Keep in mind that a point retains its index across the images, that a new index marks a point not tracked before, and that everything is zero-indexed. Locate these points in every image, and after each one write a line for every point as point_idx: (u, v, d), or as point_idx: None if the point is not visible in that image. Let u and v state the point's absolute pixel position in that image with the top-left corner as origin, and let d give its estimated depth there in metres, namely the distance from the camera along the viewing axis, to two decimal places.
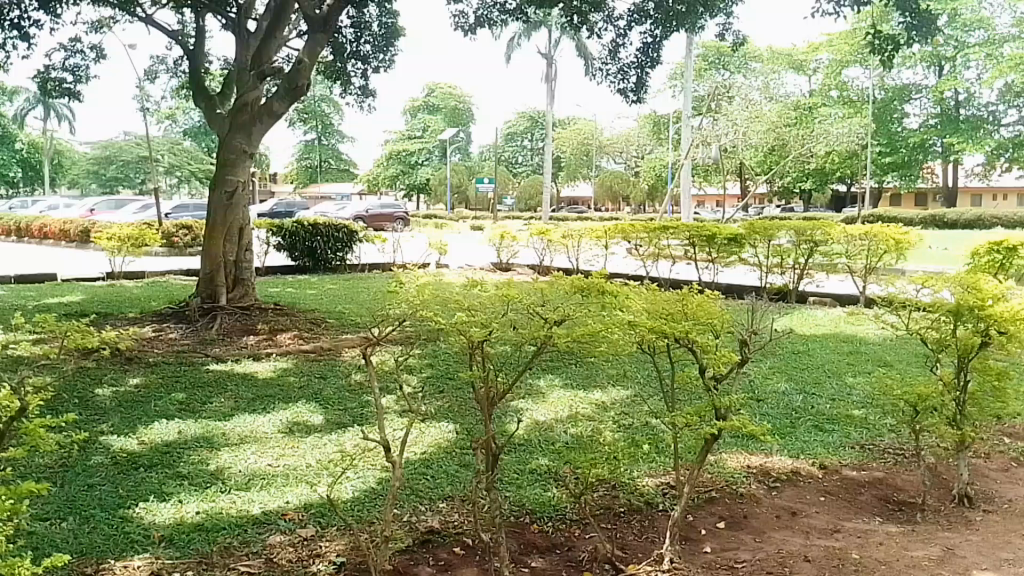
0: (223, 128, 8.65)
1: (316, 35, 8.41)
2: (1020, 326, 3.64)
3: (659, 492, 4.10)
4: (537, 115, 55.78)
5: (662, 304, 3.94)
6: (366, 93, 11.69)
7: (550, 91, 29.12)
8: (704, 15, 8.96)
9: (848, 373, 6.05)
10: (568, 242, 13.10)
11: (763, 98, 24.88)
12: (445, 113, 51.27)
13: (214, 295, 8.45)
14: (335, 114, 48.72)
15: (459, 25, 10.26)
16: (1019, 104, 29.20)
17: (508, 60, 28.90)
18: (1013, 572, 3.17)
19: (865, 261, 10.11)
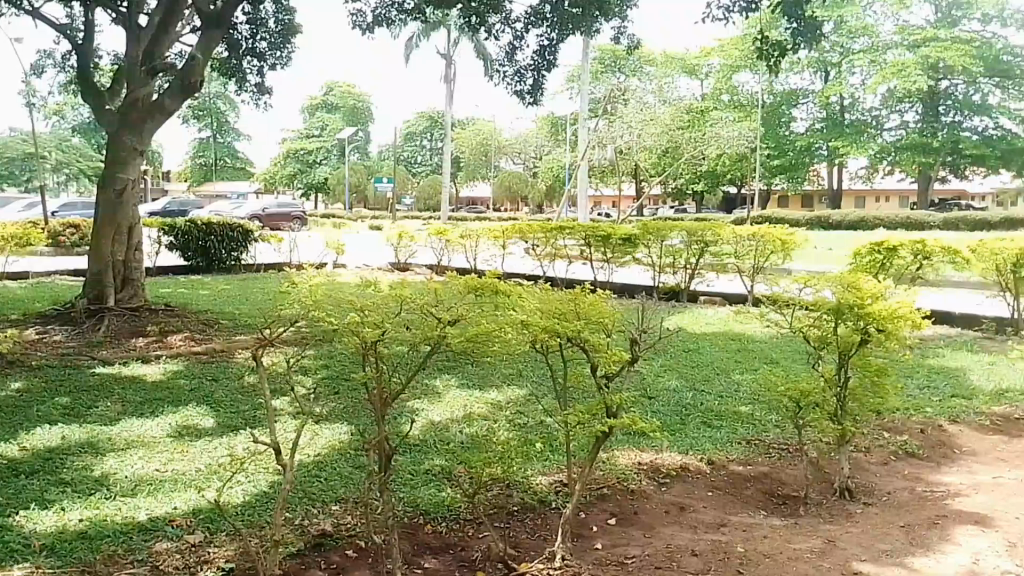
0: (112, 123, 8.41)
1: (209, 33, 8.38)
2: (897, 324, 3.67)
3: (552, 490, 4.16)
4: (436, 115, 55.82)
5: (555, 303, 3.92)
6: (262, 90, 11.45)
7: (449, 92, 28.93)
8: (600, 19, 9.19)
9: (736, 370, 6.21)
10: (466, 242, 13.17)
11: (657, 102, 25.22)
12: (343, 112, 50.32)
13: (101, 296, 8.27)
14: (229, 111, 44.23)
15: (357, 24, 10.13)
16: (900, 109, 29.89)
17: (406, 61, 28.55)
18: (891, 562, 3.28)
19: (753, 261, 10.25)
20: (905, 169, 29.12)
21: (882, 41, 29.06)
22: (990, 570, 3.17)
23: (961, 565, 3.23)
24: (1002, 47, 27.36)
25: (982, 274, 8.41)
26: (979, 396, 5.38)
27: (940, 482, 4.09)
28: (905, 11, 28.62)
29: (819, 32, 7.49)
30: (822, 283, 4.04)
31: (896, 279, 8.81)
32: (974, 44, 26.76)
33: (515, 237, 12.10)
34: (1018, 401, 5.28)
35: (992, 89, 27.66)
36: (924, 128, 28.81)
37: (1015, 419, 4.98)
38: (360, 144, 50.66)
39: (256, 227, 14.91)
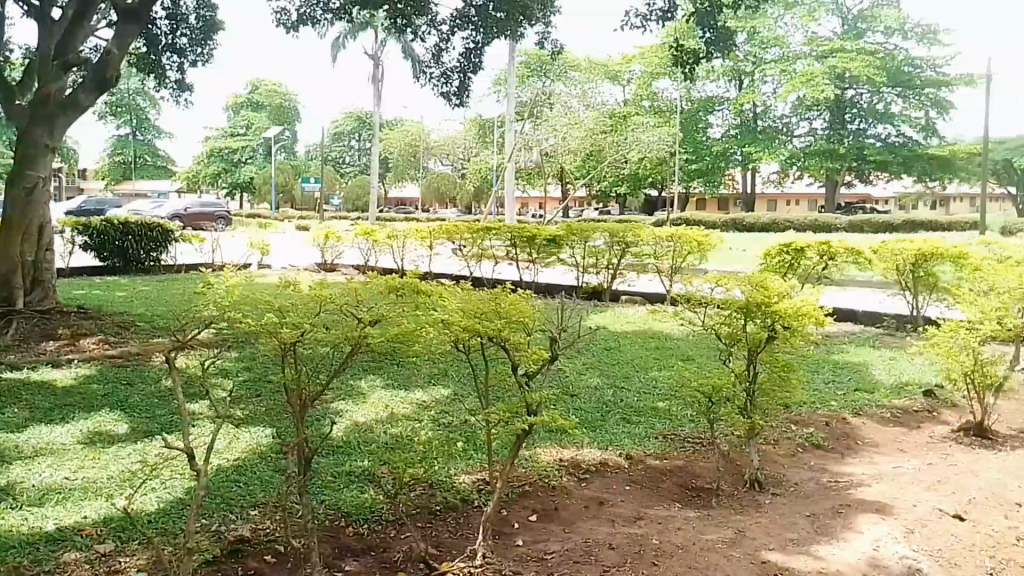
0: (19, 119, 8.09)
1: (125, 30, 8.22)
2: (801, 322, 3.87)
3: (475, 489, 4.21)
4: (364, 115, 55.45)
5: (477, 303, 3.95)
6: (183, 88, 11.19)
7: (377, 92, 28.60)
8: (524, 24, 9.17)
9: (656, 366, 6.39)
10: (394, 242, 13.14)
11: (581, 107, 25.68)
12: (269, 111, 48.50)
13: (9, 298, 7.98)
14: (150, 108, 43.83)
15: (282, 22, 10.02)
16: (809, 117, 30.84)
17: (331, 60, 27.99)
18: (797, 551, 3.44)
19: (671, 262, 10.53)
20: (815, 175, 30.02)
21: (792, 51, 29.94)
22: (888, 556, 3.35)
23: (863, 552, 3.39)
24: (903, 59, 28.74)
25: (884, 273, 8.76)
26: (880, 389, 5.67)
27: (844, 472, 4.29)
28: (813, 24, 29.67)
29: (731, 42, 7.79)
30: (732, 282, 4.20)
31: (803, 278, 9.12)
32: (878, 57, 27.80)
33: (442, 237, 12.11)
34: (915, 394, 5.59)
35: (893, 98, 29.37)
36: (832, 135, 29.95)
37: (913, 410, 5.28)
38: (286, 143, 49.26)
39: (177, 226, 14.62)
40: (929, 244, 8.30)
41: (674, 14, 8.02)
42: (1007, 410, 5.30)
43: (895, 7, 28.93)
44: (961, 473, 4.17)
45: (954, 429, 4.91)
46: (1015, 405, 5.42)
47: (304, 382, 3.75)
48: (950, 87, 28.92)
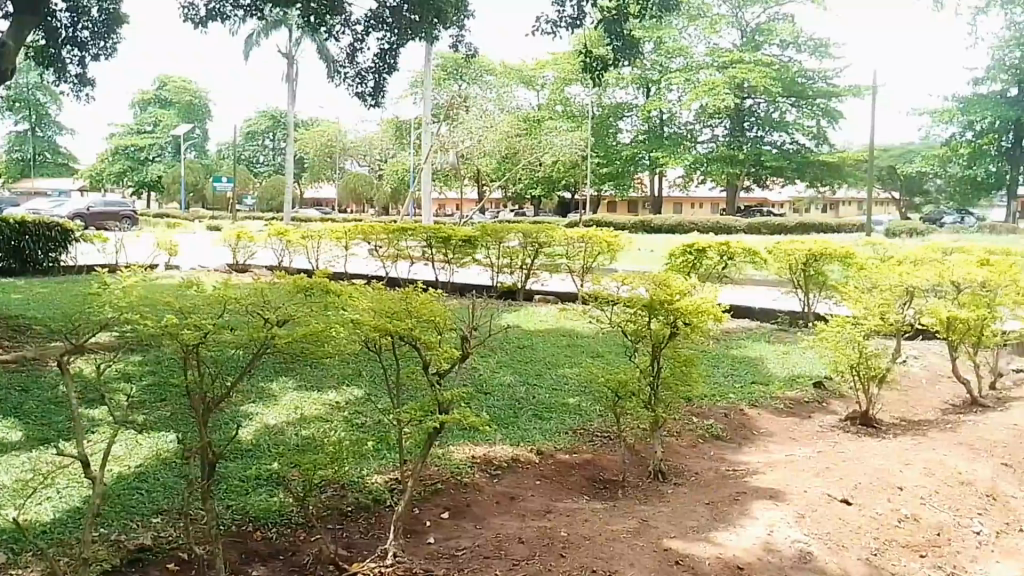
0: None
1: (20, 22, 7.85)
2: (701, 318, 4.04)
3: (387, 489, 4.23)
4: (279, 115, 54.43)
5: (388, 303, 3.96)
6: (85, 82, 10.70)
7: (291, 92, 28.20)
8: (437, 26, 9.28)
9: (566, 363, 6.55)
10: (308, 242, 13.10)
11: (495, 110, 26.00)
12: (178, 109, 46.64)
13: None
14: (51, 103, 40.95)
15: (192, 17, 9.71)
16: (711, 124, 31.96)
17: (245, 59, 27.46)
18: (697, 538, 3.59)
19: (582, 262, 10.90)
20: (716, 180, 31.19)
21: (695, 61, 30.90)
22: (781, 540, 3.54)
23: (758, 537, 3.57)
24: (797, 71, 30.01)
25: (777, 272, 9.10)
26: (775, 382, 5.97)
27: (742, 461, 4.50)
28: (715, 35, 30.75)
29: (635, 50, 8.28)
30: (638, 281, 4.34)
31: (705, 276, 9.49)
32: (774, 68, 28.99)
33: (357, 237, 12.00)
34: (807, 386, 5.92)
35: (788, 108, 30.88)
36: (732, 142, 31.36)
37: (804, 401, 5.59)
38: (196, 140, 48.05)
39: (78, 226, 14.03)
40: (818, 244, 8.67)
41: (583, 22, 8.46)
42: (889, 400, 5.67)
43: (789, 22, 30.17)
44: (849, 458, 4.44)
45: (843, 419, 5.23)
46: (896, 394, 5.81)
47: (207, 384, 3.69)
48: (840, 98, 30.36)
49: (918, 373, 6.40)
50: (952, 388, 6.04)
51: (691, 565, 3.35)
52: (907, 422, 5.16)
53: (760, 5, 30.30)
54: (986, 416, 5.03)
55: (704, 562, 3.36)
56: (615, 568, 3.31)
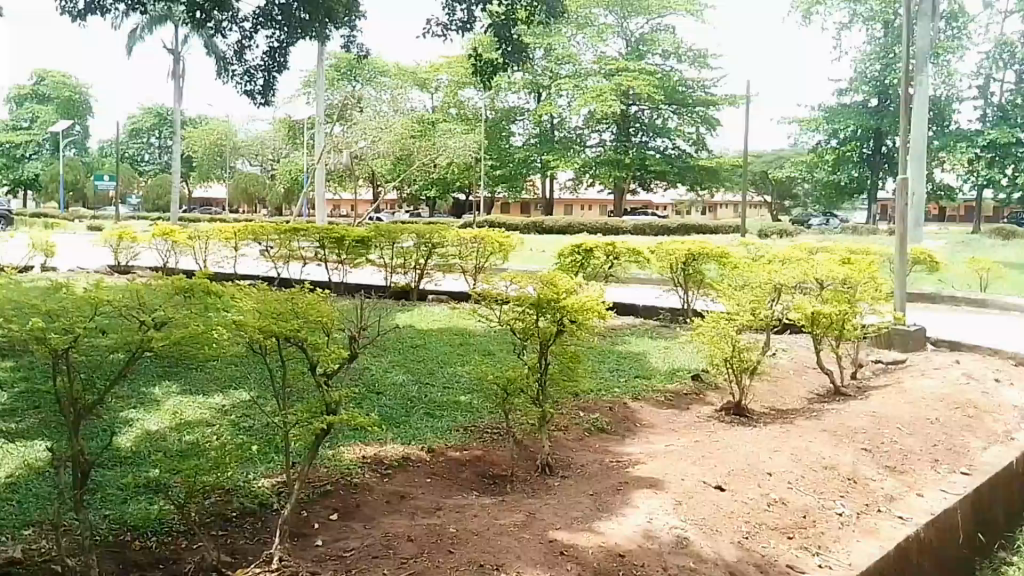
0: None
1: None
2: (586, 316, 4.19)
3: (274, 492, 4.19)
4: (165, 112, 52.74)
5: (273, 303, 3.86)
6: None
7: (178, 89, 27.25)
8: (328, 26, 9.38)
9: (458, 361, 6.62)
10: (195, 243, 12.84)
11: (391, 112, 26.56)
12: (57, 104, 42.61)
13: None
14: None
15: (68, 9, 9.29)
16: (599, 129, 32.97)
17: (128, 54, 26.34)
18: (580, 528, 3.71)
19: (475, 262, 11.08)
20: (605, 183, 31.89)
21: (583, 68, 31.84)
22: (660, 527, 3.69)
23: (637, 525, 3.72)
24: (678, 79, 31.67)
25: (660, 271, 9.28)
26: (657, 375, 6.23)
27: (624, 452, 4.67)
28: (602, 43, 31.51)
29: (525, 54, 8.77)
30: (526, 281, 4.45)
31: (593, 276, 9.79)
32: (657, 77, 30.38)
33: (247, 237, 11.80)
34: (685, 378, 6.20)
35: (670, 115, 32.66)
36: (619, 147, 32.38)
37: (683, 394, 5.84)
38: (77, 139, 46.23)
39: None
40: (696, 243, 8.85)
41: (474, 26, 8.96)
42: (761, 390, 5.99)
43: (670, 33, 31.69)
44: (723, 446, 4.66)
45: (718, 410, 5.50)
46: (768, 385, 6.16)
47: (79, 390, 3.55)
48: (716, 107, 32.25)
49: (786, 364, 6.79)
50: (818, 377, 6.44)
51: (575, 555, 3.45)
52: (777, 411, 5.48)
53: (644, 16, 31.86)
54: (846, 405, 5.41)
55: (588, 551, 3.47)
56: (502, 561, 3.37)
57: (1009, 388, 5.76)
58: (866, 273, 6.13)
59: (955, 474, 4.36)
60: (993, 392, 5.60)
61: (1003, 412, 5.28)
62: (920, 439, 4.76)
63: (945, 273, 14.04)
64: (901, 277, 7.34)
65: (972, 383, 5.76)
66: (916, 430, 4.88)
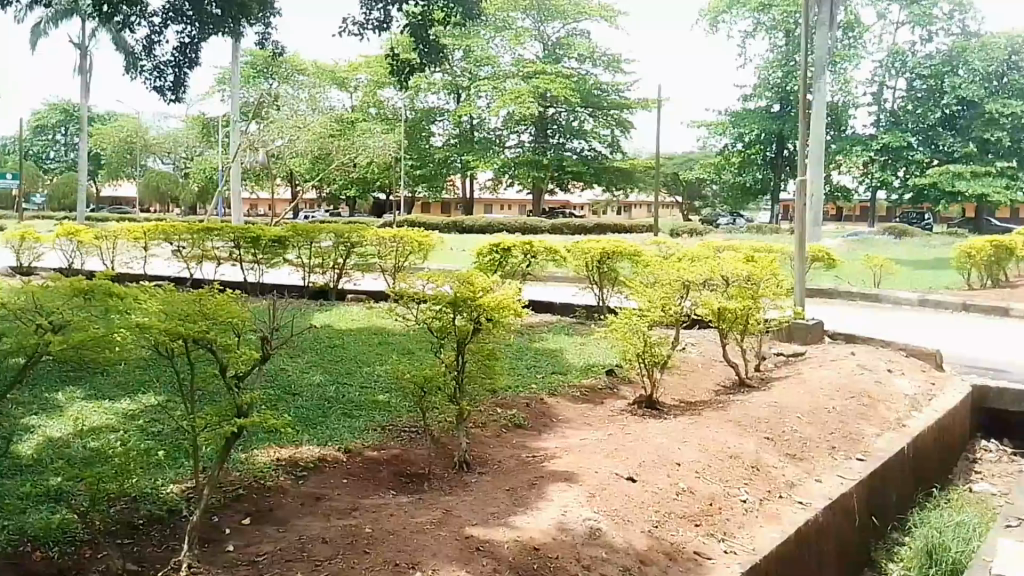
0: None
1: None
2: (502, 314, 4.26)
3: (184, 498, 4.10)
4: (71, 108, 50.93)
5: (180, 304, 3.78)
6: None
7: (83, 84, 26.11)
8: (242, 22, 9.43)
9: (377, 360, 6.62)
10: (102, 243, 12.43)
11: (308, 111, 26.26)
12: None
13: None
14: None
15: None
16: (517, 131, 33.29)
17: (29, 47, 25.09)
18: (496, 523, 3.75)
19: (394, 262, 11.07)
20: (523, 183, 32.60)
21: (501, 70, 32.12)
22: (574, 519, 3.76)
23: (553, 518, 3.78)
24: (593, 83, 32.38)
25: (576, 270, 9.34)
26: (572, 371, 6.35)
27: (541, 447, 4.77)
28: (519, 47, 32.20)
29: (442, 55, 9.05)
30: (442, 280, 4.48)
31: (510, 275, 9.85)
32: (572, 80, 31.03)
33: (158, 237, 11.49)
34: (600, 373, 6.33)
35: (585, 117, 33.22)
36: (537, 147, 32.91)
37: (598, 388, 5.98)
38: None
39: None
40: (611, 242, 9.04)
41: (390, 25, 9.63)
42: (670, 383, 6.18)
43: (586, 38, 32.45)
44: (635, 439, 4.80)
45: (631, 403, 5.66)
46: (677, 377, 6.35)
47: None
48: (630, 110, 33.00)
49: (695, 358, 7.02)
50: (724, 370, 6.70)
51: (490, 551, 3.47)
52: (686, 403, 5.69)
53: (560, 21, 32.63)
54: (750, 396, 5.64)
55: (503, 546, 3.50)
56: (417, 559, 3.36)
57: (899, 377, 6.11)
58: (768, 270, 6.39)
59: (850, 460, 4.62)
60: (884, 381, 5.94)
61: (894, 400, 5.61)
62: (818, 428, 5.00)
63: (841, 271, 14.80)
64: (801, 274, 7.67)
65: (867, 372, 6.08)
66: (814, 419, 5.11)
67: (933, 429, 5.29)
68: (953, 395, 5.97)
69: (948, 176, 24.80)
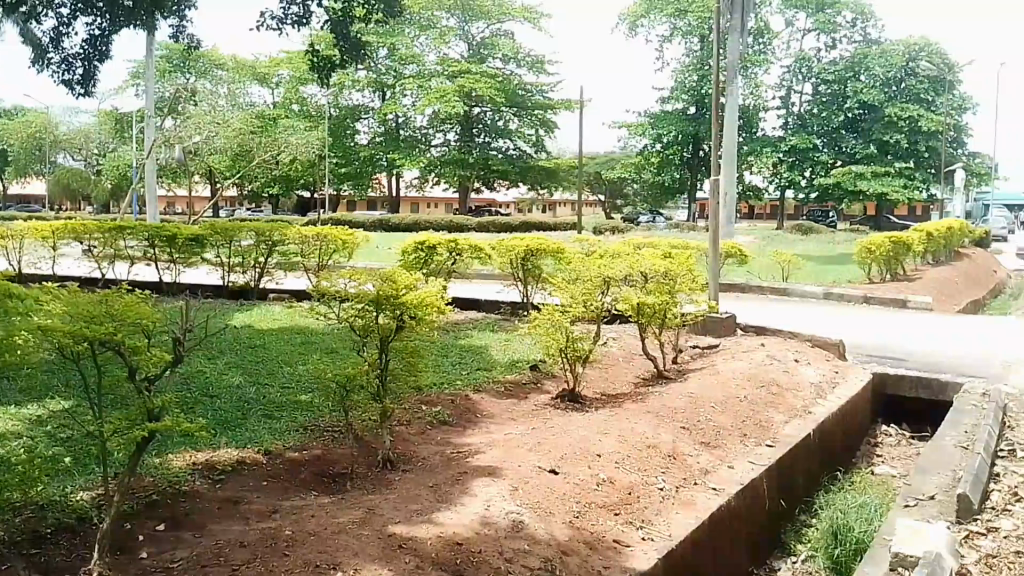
0: None
1: None
2: (425, 311, 4.31)
3: (95, 506, 3.97)
4: None
5: (87, 305, 3.64)
6: None
7: None
8: (156, 16, 9.32)
9: (299, 360, 6.55)
10: (5, 242, 11.82)
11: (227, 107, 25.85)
12: None
13: None
14: None
15: None
16: (443, 130, 33.38)
17: None
18: (419, 520, 3.74)
19: (318, 260, 10.99)
20: (449, 182, 32.58)
21: (426, 69, 32.08)
22: (497, 513, 3.80)
23: (476, 513, 3.81)
24: (517, 82, 32.69)
25: (499, 266, 9.43)
26: (497, 367, 6.43)
27: (465, 443, 4.80)
28: (444, 46, 32.22)
29: (363, 52, 9.14)
30: (365, 278, 4.49)
31: (435, 273, 9.79)
32: (497, 80, 31.21)
33: (66, 236, 11.09)
34: (524, 368, 6.42)
35: (510, 117, 33.58)
36: (462, 146, 33.02)
37: (522, 383, 6.07)
38: None
39: None
40: (534, 240, 9.17)
41: (309, 20, 9.81)
42: (592, 376, 6.33)
43: (510, 38, 32.77)
44: (556, 432, 4.90)
45: (553, 397, 5.79)
46: (599, 371, 6.51)
47: None
48: (554, 111, 33.46)
49: (616, 351, 7.21)
50: (643, 362, 6.90)
51: (413, 547, 3.46)
52: (607, 396, 5.84)
53: (484, 21, 32.89)
54: (668, 387, 5.83)
55: (427, 542, 3.50)
56: (338, 559, 3.31)
57: (807, 366, 6.42)
58: (685, 265, 6.61)
59: (761, 447, 4.84)
60: (793, 370, 6.23)
61: (802, 389, 5.89)
62: (731, 416, 5.20)
63: (753, 267, 15.38)
64: (715, 271, 7.99)
65: (776, 363, 6.36)
66: (728, 408, 5.32)
67: (838, 415, 5.61)
68: (855, 382, 6.34)
69: (851, 176, 27.39)
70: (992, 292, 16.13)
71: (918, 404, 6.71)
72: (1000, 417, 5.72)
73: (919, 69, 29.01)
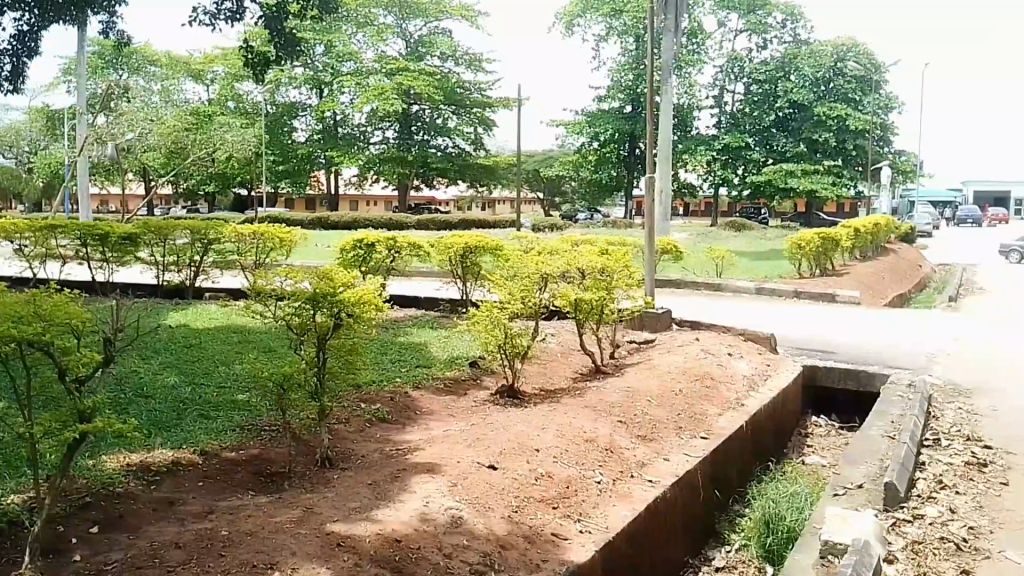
0: None
1: None
2: (362, 307, 4.32)
3: (26, 509, 3.89)
4: None
5: (13, 305, 3.56)
6: None
7: None
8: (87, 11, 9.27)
9: (235, 360, 6.50)
10: None
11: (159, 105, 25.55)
12: None
13: None
14: None
15: None
16: (382, 128, 33.26)
17: None
18: (357, 517, 3.74)
19: (254, 258, 10.89)
20: (388, 180, 32.31)
21: (364, 66, 31.93)
22: (436, 509, 3.82)
23: (416, 509, 3.82)
24: (455, 80, 32.56)
25: (436, 264, 9.48)
26: (436, 364, 6.48)
27: (403, 441, 4.83)
28: (381, 43, 32.06)
29: (298, 48, 9.04)
30: (300, 276, 4.48)
31: (373, 270, 9.76)
32: (435, 78, 31.11)
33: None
34: (463, 366, 6.47)
35: (448, 115, 33.67)
36: (401, 144, 32.92)
37: (461, 380, 6.12)
38: None
39: None
40: (473, 237, 9.15)
41: (243, 16, 9.89)
42: (531, 373, 6.40)
43: (448, 36, 32.77)
44: (494, 428, 4.94)
45: (492, 393, 5.84)
46: (538, 368, 6.59)
47: None
48: (492, 108, 33.43)
49: (555, 347, 7.30)
50: (581, 358, 7.00)
51: (352, 545, 3.46)
52: (545, 391, 5.93)
53: (421, 19, 32.87)
54: (605, 382, 5.93)
55: (366, 540, 3.49)
56: (275, 559, 3.31)
57: (740, 359, 6.59)
58: (623, 261, 6.72)
59: (695, 439, 4.96)
60: (727, 363, 6.39)
61: (736, 381, 6.05)
62: (666, 410, 5.31)
63: (686, 263, 15.66)
64: (653, 266, 8.10)
65: (710, 356, 6.50)
66: (663, 402, 5.43)
67: (770, 407, 5.78)
68: (788, 375, 6.52)
69: (781, 174, 28.04)
70: (918, 286, 16.69)
71: (850, 395, 6.91)
72: (926, 407, 5.97)
73: (847, 68, 29.52)
